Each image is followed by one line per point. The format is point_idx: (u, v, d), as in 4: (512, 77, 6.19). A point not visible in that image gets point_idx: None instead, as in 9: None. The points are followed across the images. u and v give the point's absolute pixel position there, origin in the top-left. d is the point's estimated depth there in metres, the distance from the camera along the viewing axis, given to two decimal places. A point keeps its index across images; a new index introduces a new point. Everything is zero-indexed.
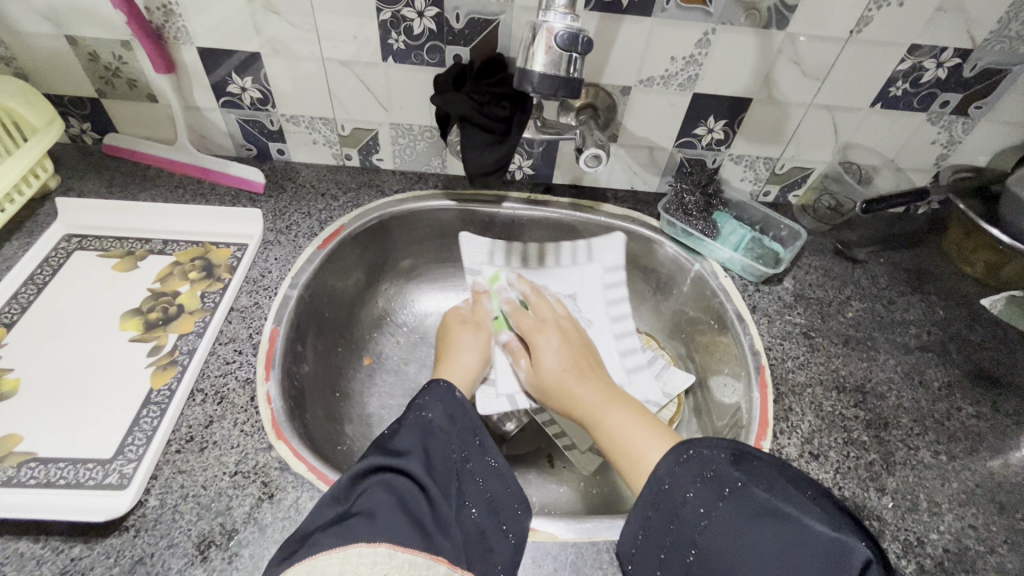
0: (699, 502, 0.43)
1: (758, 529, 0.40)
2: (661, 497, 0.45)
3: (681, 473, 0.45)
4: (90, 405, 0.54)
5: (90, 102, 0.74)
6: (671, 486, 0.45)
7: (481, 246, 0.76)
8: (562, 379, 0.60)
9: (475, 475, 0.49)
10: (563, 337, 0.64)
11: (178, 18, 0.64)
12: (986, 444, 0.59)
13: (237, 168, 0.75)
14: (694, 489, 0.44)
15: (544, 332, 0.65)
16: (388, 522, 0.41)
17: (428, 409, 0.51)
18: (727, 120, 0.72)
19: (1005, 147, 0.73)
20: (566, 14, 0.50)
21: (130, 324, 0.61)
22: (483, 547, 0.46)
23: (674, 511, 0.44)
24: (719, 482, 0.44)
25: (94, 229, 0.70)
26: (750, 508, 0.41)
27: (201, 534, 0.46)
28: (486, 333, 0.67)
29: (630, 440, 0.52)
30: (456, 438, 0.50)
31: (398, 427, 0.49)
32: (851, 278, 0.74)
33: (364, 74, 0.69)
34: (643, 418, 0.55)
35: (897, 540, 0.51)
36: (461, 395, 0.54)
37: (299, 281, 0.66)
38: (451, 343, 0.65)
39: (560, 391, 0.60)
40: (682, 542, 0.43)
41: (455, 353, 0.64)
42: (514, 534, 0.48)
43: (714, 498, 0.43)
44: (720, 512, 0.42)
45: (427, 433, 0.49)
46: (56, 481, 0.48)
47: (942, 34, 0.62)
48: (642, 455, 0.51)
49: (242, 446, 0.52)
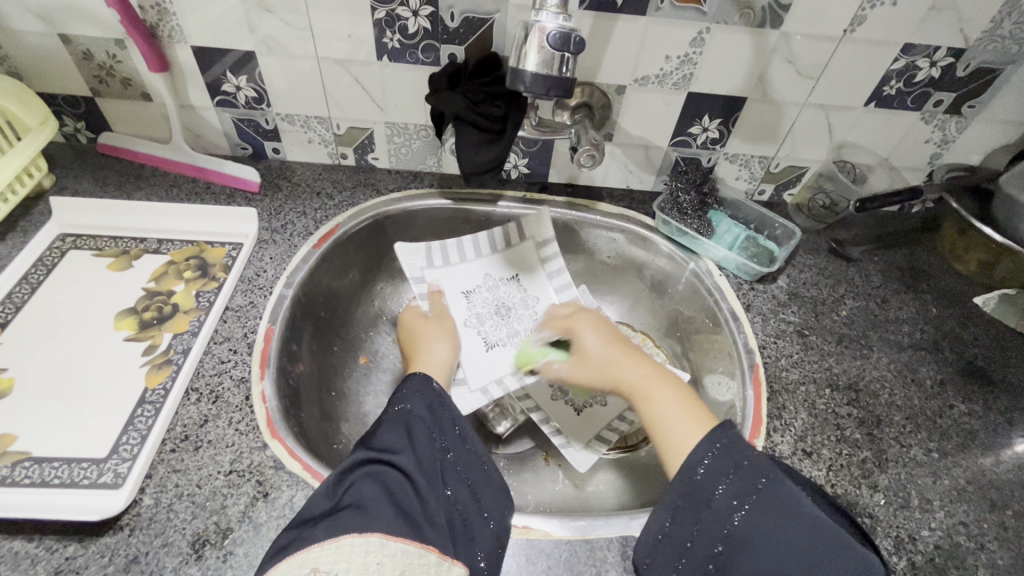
0: (732, 494, 0.43)
1: (791, 524, 0.41)
2: (691, 487, 0.44)
3: (715, 462, 0.45)
4: (85, 404, 0.54)
5: (84, 101, 0.73)
6: (703, 477, 0.44)
7: (418, 251, 0.75)
8: (610, 356, 0.61)
9: (457, 466, 0.49)
10: (602, 325, 0.66)
11: (172, 16, 0.64)
12: (978, 442, 0.59)
13: (233, 167, 0.75)
14: (728, 481, 0.44)
15: (581, 321, 0.67)
16: (377, 512, 0.42)
17: (408, 401, 0.51)
18: (722, 119, 0.72)
19: (999, 146, 0.73)
20: (559, 14, 0.50)
21: (125, 323, 0.61)
22: (464, 537, 0.45)
23: (703, 503, 0.44)
24: (753, 473, 0.44)
25: (89, 228, 0.70)
26: (785, 502, 0.42)
27: (195, 532, 0.46)
28: (448, 325, 0.70)
29: (673, 418, 0.52)
30: (438, 428, 0.50)
31: (380, 423, 0.49)
32: (845, 277, 0.75)
33: (359, 73, 0.69)
34: (687, 396, 0.54)
35: (888, 536, 0.52)
36: (438, 386, 0.54)
37: (294, 280, 0.66)
38: (419, 338, 0.66)
39: (605, 367, 0.60)
40: (711, 535, 0.43)
41: (427, 345, 0.65)
42: (495, 521, 0.48)
43: (747, 491, 0.43)
44: (754, 506, 0.42)
45: (409, 425, 0.49)
46: (51, 481, 0.48)
47: (934, 32, 0.62)
48: (683, 429, 0.50)
49: (237, 445, 0.52)
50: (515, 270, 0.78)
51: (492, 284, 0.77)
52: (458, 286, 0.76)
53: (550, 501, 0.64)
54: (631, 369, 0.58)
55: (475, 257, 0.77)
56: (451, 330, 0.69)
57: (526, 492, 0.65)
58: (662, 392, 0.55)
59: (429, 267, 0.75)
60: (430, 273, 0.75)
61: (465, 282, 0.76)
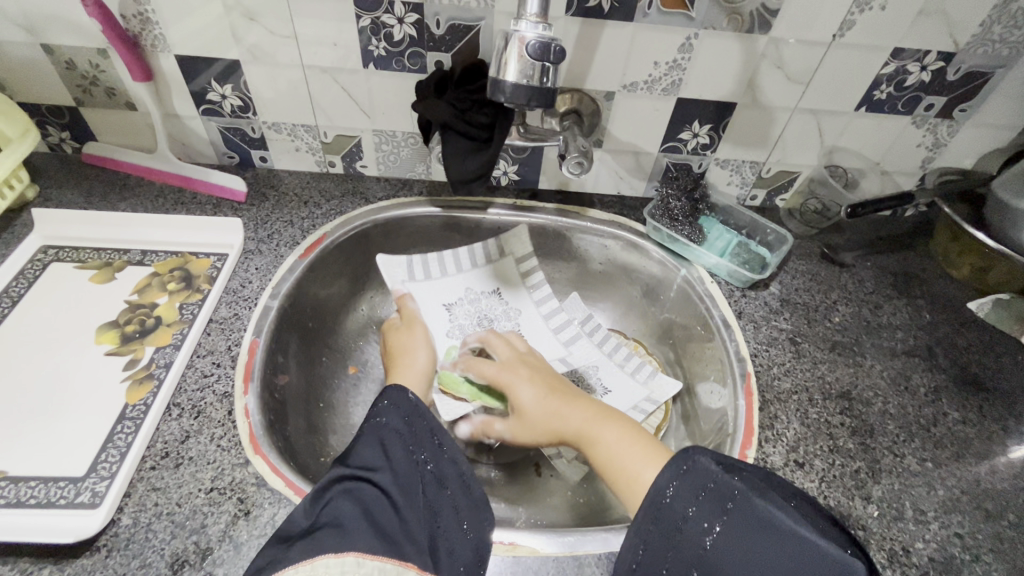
0: (701, 516, 0.42)
1: (763, 548, 0.39)
2: (662, 512, 0.43)
3: (681, 487, 0.43)
4: (64, 421, 0.53)
5: (68, 111, 0.73)
6: (671, 500, 0.43)
7: (401, 263, 0.75)
8: (544, 412, 0.56)
9: (437, 478, 0.49)
10: (533, 370, 0.61)
11: (155, 26, 0.63)
12: (973, 450, 0.58)
13: (219, 176, 0.75)
14: (697, 503, 0.42)
15: (512, 370, 0.61)
16: (354, 532, 0.41)
17: (384, 414, 0.50)
18: (712, 125, 0.71)
19: (990, 150, 0.73)
20: (539, 23, 0.49)
21: (106, 337, 0.60)
22: (444, 552, 0.45)
23: (674, 528, 0.42)
24: (721, 494, 0.42)
25: (72, 240, 0.69)
26: (754, 526, 0.40)
27: (174, 553, 0.45)
28: (417, 330, 0.67)
29: (624, 463, 0.49)
30: (413, 439, 0.50)
31: (356, 438, 0.48)
32: (838, 282, 0.74)
33: (345, 81, 0.68)
34: (632, 432, 0.52)
35: (883, 549, 0.51)
36: (415, 395, 0.53)
37: (280, 291, 0.65)
38: (398, 346, 0.65)
39: (542, 425, 0.56)
40: (685, 559, 0.42)
41: (409, 350, 0.64)
42: (475, 532, 0.47)
43: (718, 513, 0.41)
44: (724, 528, 0.41)
45: (385, 438, 0.48)
46: (26, 501, 0.47)
47: (923, 36, 0.62)
48: (637, 474, 0.48)
49: (219, 461, 0.51)
50: (497, 284, 0.78)
51: (474, 297, 0.77)
52: (440, 298, 0.76)
53: (541, 514, 0.64)
54: (569, 420, 0.55)
55: (456, 271, 0.77)
56: (422, 334, 0.67)
57: (518, 505, 0.64)
58: (605, 436, 0.52)
59: (412, 280, 0.75)
60: (411, 285, 0.75)
61: (446, 295, 0.76)
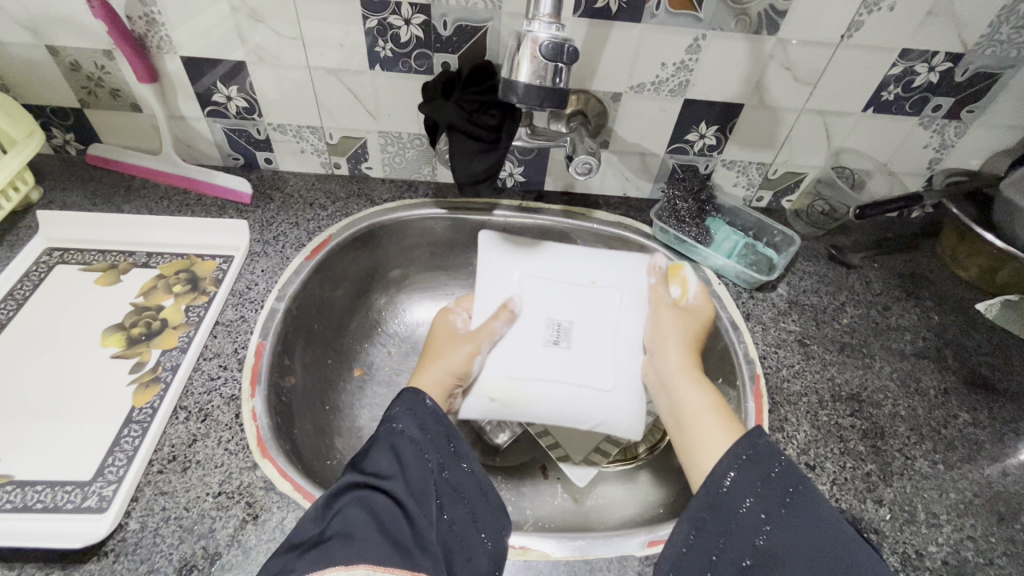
0: (762, 507, 0.42)
1: (820, 543, 0.40)
2: (720, 500, 0.43)
3: (742, 476, 0.44)
4: (71, 424, 0.52)
5: (73, 113, 0.72)
6: (730, 489, 0.43)
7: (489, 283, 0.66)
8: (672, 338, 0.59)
9: (452, 485, 0.49)
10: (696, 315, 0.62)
11: (160, 27, 0.63)
12: (984, 453, 0.58)
13: (225, 178, 0.74)
14: (755, 495, 0.43)
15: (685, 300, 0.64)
16: (365, 541, 0.41)
17: (399, 420, 0.50)
18: (719, 126, 0.71)
19: (998, 151, 0.73)
20: (552, 24, 0.49)
21: (113, 340, 0.60)
22: (462, 559, 0.45)
23: (732, 516, 0.43)
24: (781, 485, 0.43)
25: (76, 242, 0.69)
26: (811, 521, 0.41)
27: (182, 557, 0.45)
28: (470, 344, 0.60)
29: (705, 416, 0.51)
30: (431, 447, 0.49)
31: (370, 445, 0.48)
32: (846, 284, 0.74)
33: (351, 82, 0.68)
34: (721, 404, 0.53)
35: (896, 553, 0.51)
36: (433, 401, 0.52)
37: (286, 293, 0.65)
38: (449, 348, 0.59)
39: (662, 345, 0.59)
40: (739, 547, 0.42)
41: (459, 357, 0.58)
42: (493, 542, 0.47)
43: (775, 505, 0.42)
44: (782, 520, 0.42)
45: (400, 446, 0.48)
46: (34, 506, 0.47)
47: (933, 37, 0.61)
48: (712, 432, 0.49)
49: (226, 465, 0.51)
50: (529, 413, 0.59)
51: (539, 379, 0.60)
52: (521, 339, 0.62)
53: (549, 517, 0.63)
54: (671, 358, 0.57)
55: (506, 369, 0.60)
56: (472, 348, 0.59)
57: (525, 508, 0.64)
58: (696, 388, 0.54)
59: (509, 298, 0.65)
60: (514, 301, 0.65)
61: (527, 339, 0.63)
